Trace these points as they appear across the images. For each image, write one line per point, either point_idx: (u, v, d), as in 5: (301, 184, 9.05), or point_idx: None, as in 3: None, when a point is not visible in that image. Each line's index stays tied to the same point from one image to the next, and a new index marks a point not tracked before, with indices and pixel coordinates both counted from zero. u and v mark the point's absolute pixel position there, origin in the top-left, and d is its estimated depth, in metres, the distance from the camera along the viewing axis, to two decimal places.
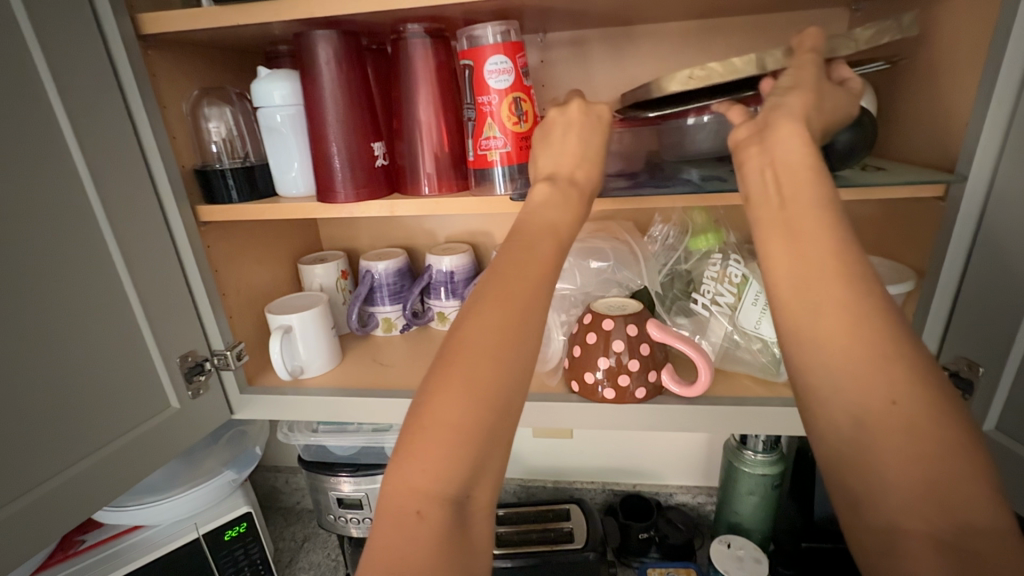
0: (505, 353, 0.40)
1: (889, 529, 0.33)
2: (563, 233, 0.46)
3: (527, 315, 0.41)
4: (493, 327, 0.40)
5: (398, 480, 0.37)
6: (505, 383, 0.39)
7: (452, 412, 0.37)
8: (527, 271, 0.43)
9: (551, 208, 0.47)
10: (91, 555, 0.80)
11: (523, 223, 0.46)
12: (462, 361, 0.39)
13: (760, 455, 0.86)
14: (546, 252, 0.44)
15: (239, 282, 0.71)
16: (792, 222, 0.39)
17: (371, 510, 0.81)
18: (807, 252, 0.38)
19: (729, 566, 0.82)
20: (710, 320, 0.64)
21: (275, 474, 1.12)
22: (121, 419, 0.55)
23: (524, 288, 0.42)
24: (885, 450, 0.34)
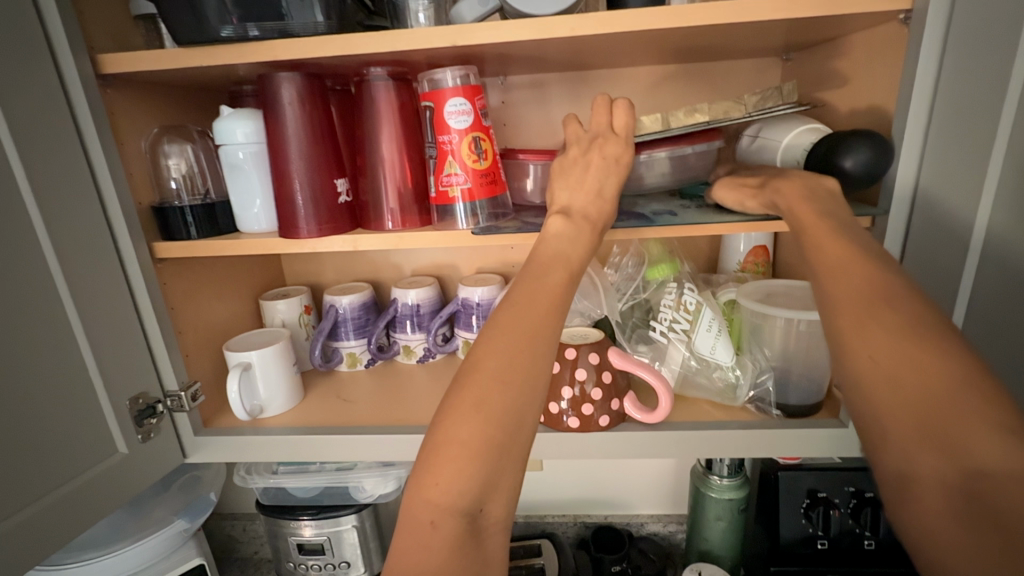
0: (516, 376, 0.41)
1: (904, 477, 0.38)
2: (574, 263, 0.48)
3: (536, 340, 0.42)
4: (506, 352, 0.41)
5: (415, 498, 0.38)
6: (520, 402, 0.40)
7: (464, 430, 0.38)
8: (532, 306, 0.44)
9: (563, 240, 0.49)
10: None
11: (536, 252, 0.48)
12: (476, 381, 0.40)
13: (726, 480, 0.87)
14: (554, 280, 0.46)
15: (196, 319, 0.69)
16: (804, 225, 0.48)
17: (334, 555, 0.78)
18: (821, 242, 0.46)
19: None
20: (668, 347, 0.65)
21: (233, 522, 1.07)
22: (64, 466, 0.52)
23: (534, 318, 0.43)
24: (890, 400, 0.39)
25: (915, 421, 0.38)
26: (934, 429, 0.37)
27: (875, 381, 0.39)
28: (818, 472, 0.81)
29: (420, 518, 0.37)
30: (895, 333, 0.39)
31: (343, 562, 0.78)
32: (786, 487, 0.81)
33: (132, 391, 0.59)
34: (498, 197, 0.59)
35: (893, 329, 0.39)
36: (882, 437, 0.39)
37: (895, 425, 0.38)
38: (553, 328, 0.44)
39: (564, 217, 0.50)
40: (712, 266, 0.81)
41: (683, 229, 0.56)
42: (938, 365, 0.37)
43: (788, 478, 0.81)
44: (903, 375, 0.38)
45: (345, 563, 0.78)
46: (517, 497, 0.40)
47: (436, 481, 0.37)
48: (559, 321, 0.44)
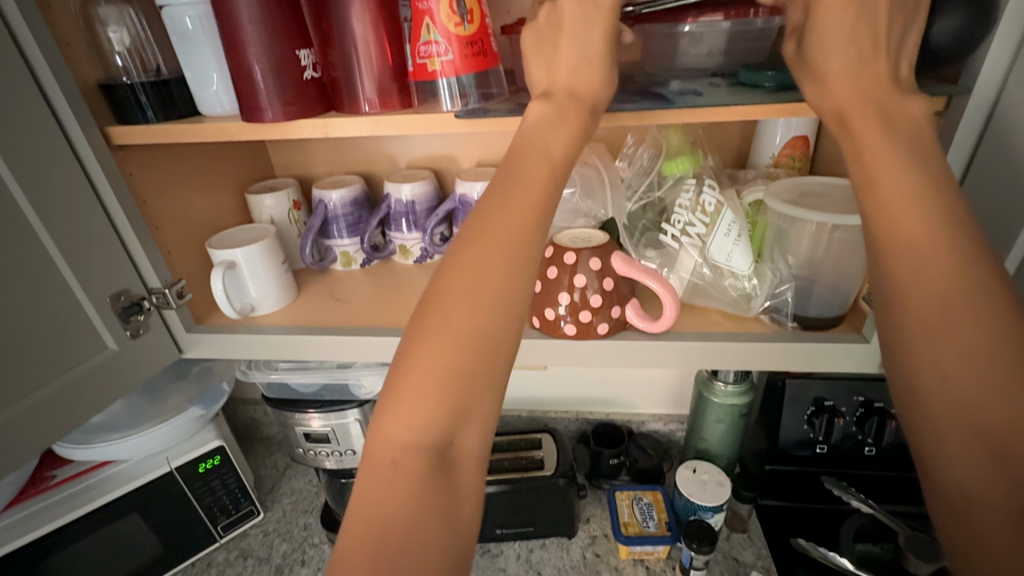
0: (485, 299, 0.38)
1: (965, 501, 0.36)
2: (557, 156, 0.43)
3: (508, 258, 0.39)
4: (476, 272, 0.39)
5: (377, 432, 0.37)
6: (491, 327, 0.38)
7: (430, 359, 0.37)
8: (507, 227, 0.40)
9: (545, 129, 0.44)
10: (62, 489, 0.80)
11: (518, 148, 0.43)
12: (442, 311, 0.38)
13: (731, 387, 0.85)
14: (533, 180, 0.42)
15: (175, 213, 0.65)
16: (857, 144, 0.42)
17: (340, 444, 0.80)
18: (886, 184, 0.40)
19: (692, 490, 0.85)
20: (679, 253, 0.59)
21: (252, 406, 1.14)
22: (50, 363, 0.52)
23: (508, 227, 0.40)
24: (952, 408, 0.36)
25: (983, 439, 0.35)
26: (1008, 452, 0.34)
27: (948, 395, 0.36)
28: (828, 382, 0.78)
29: (381, 453, 0.36)
30: (976, 339, 0.36)
31: (350, 450, 0.81)
32: (793, 395, 0.79)
33: (111, 289, 0.57)
34: (488, 72, 0.50)
35: (975, 331, 0.36)
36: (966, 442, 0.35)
37: (957, 437, 0.36)
38: (535, 240, 0.41)
39: (550, 108, 0.44)
40: (742, 160, 0.71)
41: (708, 112, 0.46)
42: (1019, 375, 0.35)
43: (795, 385, 0.79)
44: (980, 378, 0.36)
45: (352, 451, 0.81)
46: (491, 429, 0.39)
47: (397, 414, 0.36)
48: (539, 231, 0.41)
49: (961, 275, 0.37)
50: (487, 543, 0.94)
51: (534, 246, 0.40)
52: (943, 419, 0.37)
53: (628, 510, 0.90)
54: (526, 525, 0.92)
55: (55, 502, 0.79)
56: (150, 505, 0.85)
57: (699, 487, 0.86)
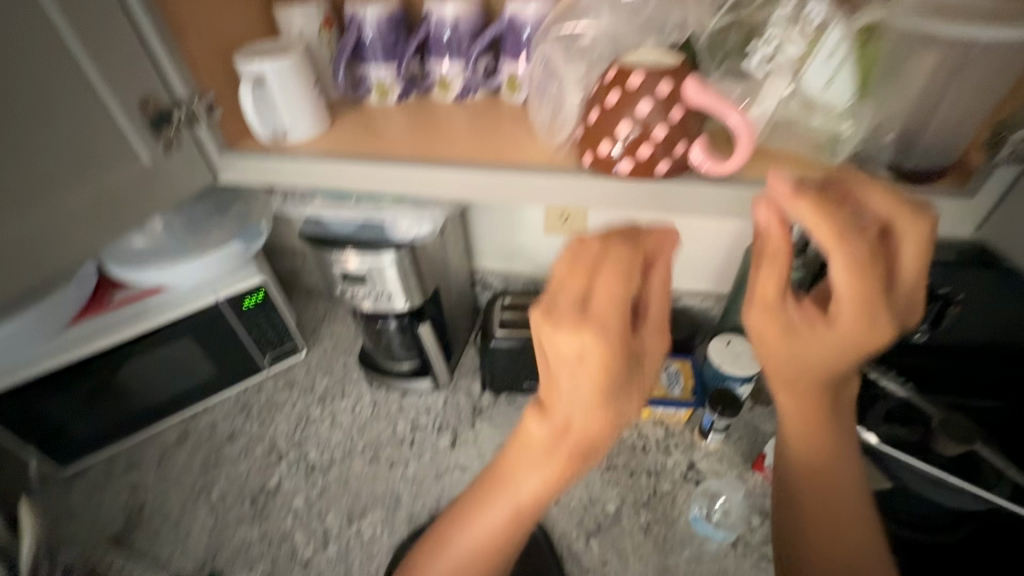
0: (510, 527, 0.42)
1: (792, 545, 0.49)
2: (616, 330, 0.36)
3: (549, 467, 0.39)
4: (499, 524, 0.42)
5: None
6: (513, 542, 0.44)
7: (518, 488, 0.41)
8: (607, 405, 0.37)
9: (580, 345, 0.36)
10: (121, 311, 0.84)
11: (549, 346, 0.37)
12: (453, 565, 0.44)
13: (786, 261, 0.79)
14: (598, 314, 0.37)
15: (197, 17, 0.58)
16: (789, 330, 0.45)
17: (377, 286, 0.81)
18: (805, 395, 0.47)
19: (724, 360, 0.85)
20: (765, 80, 0.51)
21: (290, 255, 1.15)
22: (84, 166, 0.51)
23: (577, 373, 0.36)
24: (810, 484, 0.49)
25: (819, 521, 0.48)
26: (835, 527, 0.48)
27: (799, 485, 0.50)
28: None
29: None
30: (827, 469, 0.49)
31: (387, 293, 0.81)
32: None
33: (136, 94, 0.54)
34: None
35: (815, 434, 0.48)
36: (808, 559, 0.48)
37: (804, 506, 0.49)
38: (600, 395, 0.37)
39: (594, 330, 0.36)
40: None
41: None
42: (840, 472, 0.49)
43: None
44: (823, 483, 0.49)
45: (390, 293, 0.81)
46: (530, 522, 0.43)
47: (456, 547, 0.44)
48: (597, 391, 0.37)
49: (829, 452, 0.48)
50: (513, 394, 0.99)
51: (613, 435, 0.39)
52: (803, 492, 0.49)
53: (655, 376, 0.92)
54: None
55: (117, 321, 0.83)
56: (202, 332, 0.90)
57: (730, 356, 0.86)
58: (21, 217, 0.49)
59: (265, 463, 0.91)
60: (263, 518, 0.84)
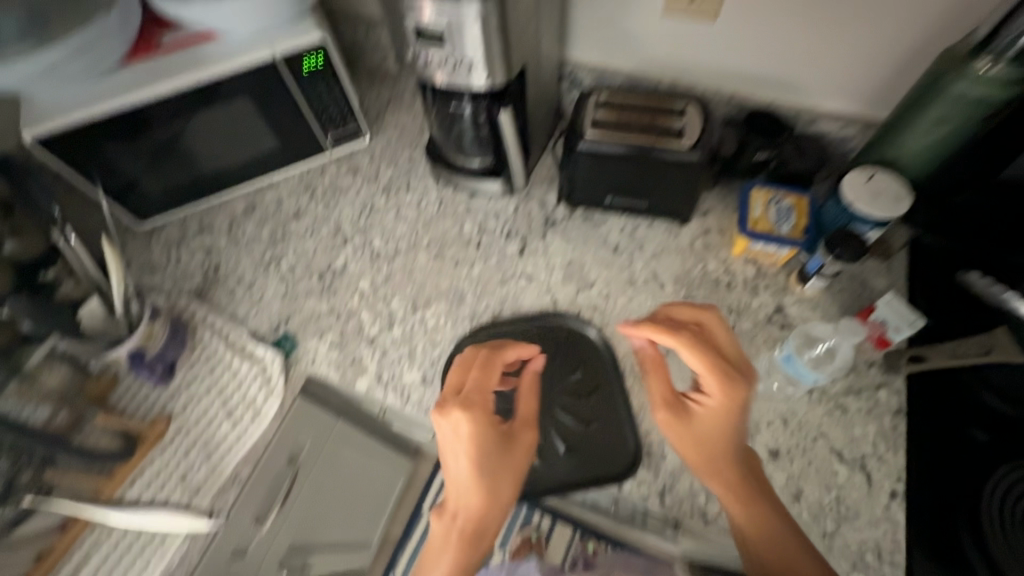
0: (469, 549, 0.54)
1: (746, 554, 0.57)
2: (483, 408, 0.57)
3: (477, 481, 0.55)
4: (453, 559, 0.53)
5: None
6: (479, 542, 0.54)
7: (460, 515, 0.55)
8: (495, 483, 0.55)
9: (465, 471, 0.55)
10: (172, 59, 0.74)
11: (455, 498, 0.56)
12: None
13: (1003, 65, 0.59)
14: (487, 486, 0.55)
15: None
16: (675, 420, 0.60)
17: (458, 49, 0.66)
18: (693, 433, 0.59)
19: (857, 198, 0.70)
20: None
21: (351, 23, 0.98)
22: None
23: (473, 468, 0.55)
24: (747, 531, 0.56)
25: (747, 517, 0.57)
26: (767, 545, 0.55)
27: (733, 510, 0.58)
28: None
29: None
30: (726, 478, 0.58)
31: (466, 62, 0.67)
32: None
33: None
34: None
35: (721, 425, 0.59)
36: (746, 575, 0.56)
37: (735, 515, 0.58)
38: (491, 443, 0.56)
39: (470, 416, 0.56)
40: None
41: None
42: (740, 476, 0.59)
43: None
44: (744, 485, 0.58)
45: (470, 63, 0.67)
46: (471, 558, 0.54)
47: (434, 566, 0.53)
48: (490, 443, 0.56)
49: (708, 436, 0.59)
50: (591, 211, 0.90)
51: (500, 507, 0.55)
52: (733, 520, 0.58)
53: (762, 208, 0.78)
54: (640, 201, 0.84)
55: (166, 69, 0.74)
56: (259, 96, 0.80)
57: (868, 196, 0.70)
58: None
59: (332, 244, 0.90)
60: (331, 294, 0.85)
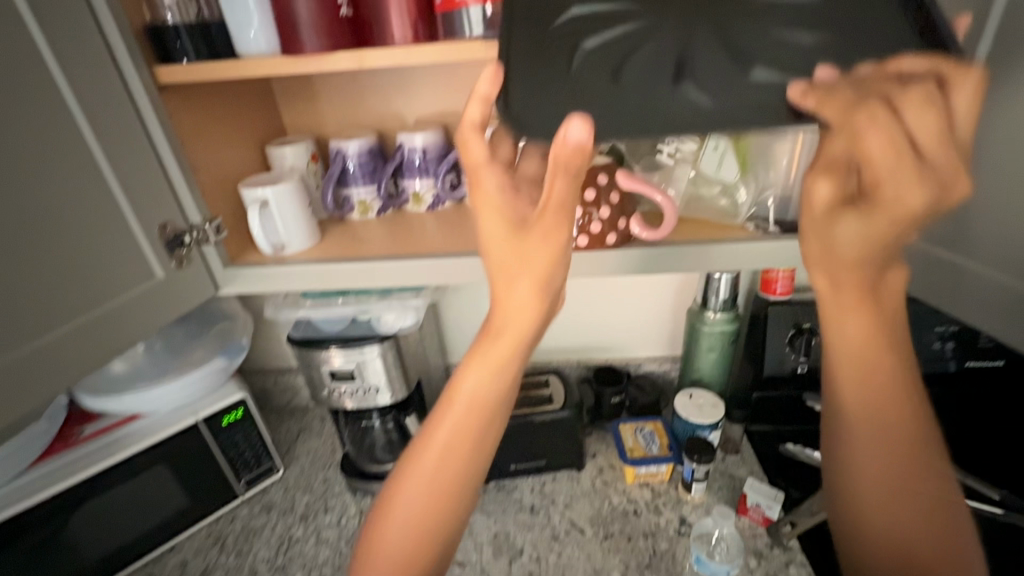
0: (465, 452, 0.49)
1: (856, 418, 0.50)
2: (521, 335, 0.48)
3: (470, 439, 0.49)
4: (421, 481, 0.49)
5: (375, 536, 0.50)
6: (469, 469, 0.50)
7: (405, 506, 0.49)
8: (517, 287, 0.46)
9: (485, 385, 0.49)
10: (90, 443, 0.82)
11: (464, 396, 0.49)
12: (408, 480, 0.50)
13: (720, 315, 0.94)
14: (464, 425, 0.49)
15: (209, 161, 0.70)
16: (854, 303, 0.46)
17: (364, 381, 0.85)
18: (874, 379, 0.49)
19: (689, 412, 0.93)
20: (675, 169, 0.67)
21: (264, 375, 1.16)
22: (106, 284, 0.58)
23: (494, 360, 0.48)
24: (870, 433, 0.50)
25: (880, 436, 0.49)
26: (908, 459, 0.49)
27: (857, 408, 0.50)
28: (804, 308, 0.91)
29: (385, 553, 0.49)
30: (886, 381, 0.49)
31: (372, 388, 0.85)
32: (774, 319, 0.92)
33: (156, 220, 0.61)
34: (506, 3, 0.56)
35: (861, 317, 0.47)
36: (864, 553, 0.51)
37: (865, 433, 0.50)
38: (509, 374, 0.49)
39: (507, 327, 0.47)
40: None
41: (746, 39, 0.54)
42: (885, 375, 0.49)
43: (777, 314, 0.91)
44: (887, 436, 0.49)
45: (374, 388, 0.85)
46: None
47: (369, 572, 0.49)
48: (492, 381, 0.48)
49: (867, 335, 0.47)
50: (502, 480, 0.99)
51: (490, 413, 0.49)
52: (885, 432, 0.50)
53: (632, 437, 0.97)
54: (539, 459, 0.97)
55: (84, 455, 0.81)
56: (178, 459, 0.86)
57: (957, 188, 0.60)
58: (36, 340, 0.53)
59: None
60: None
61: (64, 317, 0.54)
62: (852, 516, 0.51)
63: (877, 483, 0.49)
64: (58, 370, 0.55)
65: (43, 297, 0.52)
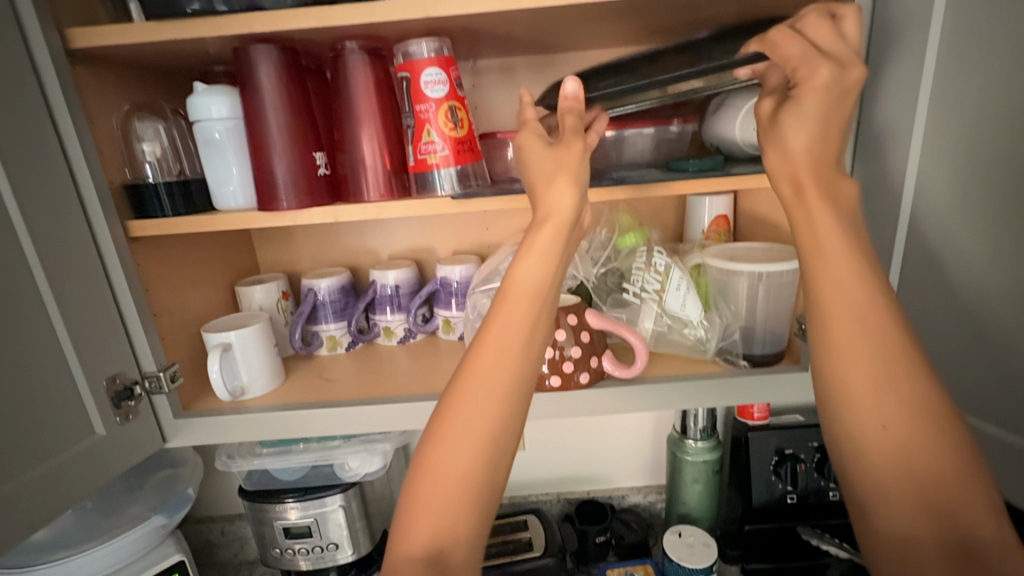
0: (498, 394, 0.46)
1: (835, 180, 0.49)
2: (563, 216, 0.50)
3: (507, 363, 0.47)
4: (490, 372, 0.47)
5: (427, 476, 0.44)
6: (509, 367, 0.47)
7: (456, 434, 0.45)
8: (556, 182, 0.50)
9: (536, 266, 0.50)
10: None
11: (506, 281, 0.50)
12: (454, 417, 0.46)
13: (700, 443, 0.91)
14: (517, 309, 0.48)
15: (172, 304, 0.68)
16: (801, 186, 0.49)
17: (322, 537, 0.76)
18: (845, 278, 0.46)
19: (681, 554, 0.85)
20: (641, 307, 0.69)
21: (209, 525, 1.03)
22: (41, 448, 0.52)
23: (524, 305, 0.49)
24: (860, 365, 0.45)
25: (875, 353, 0.45)
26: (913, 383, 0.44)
27: (848, 330, 0.46)
28: (784, 433, 0.90)
29: (441, 486, 0.44)
30: (866, 292, 0.46)
31: (331, 544, 0.76)
32: (756, 444, 0.90)
33: (107, 373, 0.58)
34: (473, 164, 0.61)
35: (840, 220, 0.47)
36: (872, 490, 0.44)
37: (874, 358, 0.45)
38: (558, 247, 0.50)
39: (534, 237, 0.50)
40: (679, 236, 0.84)
41: (691, 184, 0.59)
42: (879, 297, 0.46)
43: (757, 438, 0.90)
44: (871, 317, 0.45)
45: (333, 544, 0.76)
46: (479, 547, 0.44)
47: (416, 525, 0.43)
48: (535, 266, 0.49)
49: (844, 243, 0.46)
50: None
51: (530, 336, 0.49)
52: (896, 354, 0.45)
53: None
54: None
55: None
56: None
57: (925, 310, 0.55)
58: None
59: None
60: None
61: None
62: (856, 452, 0.45)
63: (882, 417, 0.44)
64: None
65: None
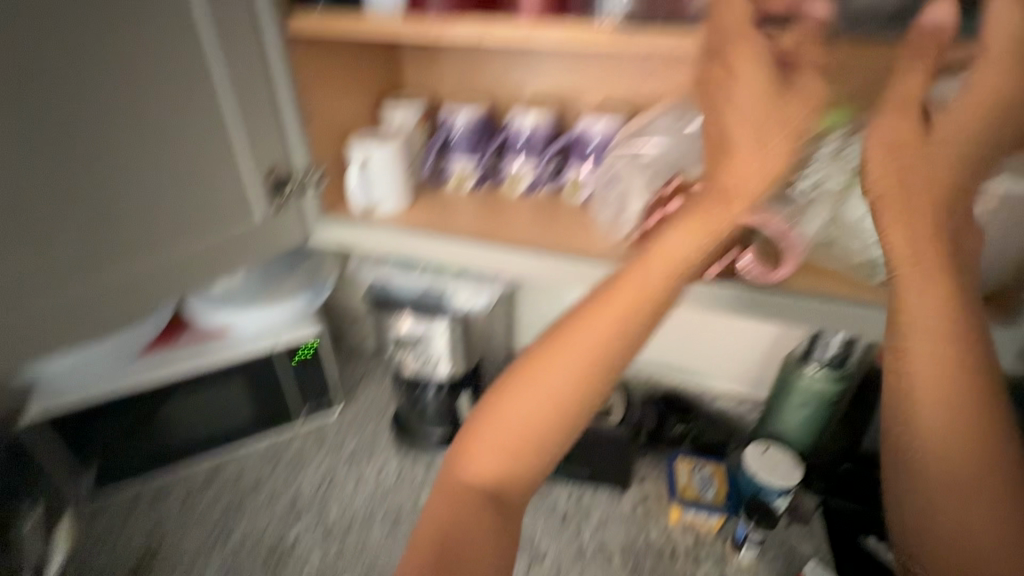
0: (645, 315, 0.46)
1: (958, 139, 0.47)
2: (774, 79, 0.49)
3: (665, 288, 0.47)
4: (649, 283, 0.47)
5: (555, 350, 0.46)
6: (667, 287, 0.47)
7: (596, 327, 0.46)
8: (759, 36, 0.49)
9: (748, 171, 0.48)
10: (187, 347, 0.89)
11: (724, 179, 0.48)
12: (601, 306, 0.46)
13: (824, 370, 0.82)
14: (705, 212, 0.47)
15: (324, 108, 0.71)
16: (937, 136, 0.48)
17: (426, 350, 0.85)
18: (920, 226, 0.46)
19: (758, 467, 0.82)
20: (809, 206, 0.60)
21: (342, 314, 1.22)
22: (216, 222, 0.65)
23: (716, 217, 0.47)
24: (927, 367, 0.44)
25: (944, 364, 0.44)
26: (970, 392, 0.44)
27: (921, 337, 0.45)
28: None
29: (565, 366, 0.46)
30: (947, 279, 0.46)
31: (432, 359, 0.86)
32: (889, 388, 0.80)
33: (267, 162, 0.65)
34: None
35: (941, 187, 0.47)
36: (931, 486, 0.44)
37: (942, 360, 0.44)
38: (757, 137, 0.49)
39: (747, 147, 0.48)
40: None
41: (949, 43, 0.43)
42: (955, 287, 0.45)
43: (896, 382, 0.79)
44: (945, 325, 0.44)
45: (436, 359, 0.86)
46: (558, 447, 0.47)
47: (517, 400, 0.46)
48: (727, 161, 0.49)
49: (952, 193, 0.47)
50: None
51: (693, 265, 0.47)
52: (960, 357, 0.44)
53: (687, 476, 0.90)
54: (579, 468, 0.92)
55: (178, 357, 0.87)
56: (252, 378, 0.93)
57: None
58: (152, 257, 0.62)
59: (285, 517, 0.91)
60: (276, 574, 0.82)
61: (174, 242, 0.63)
62: (913, 449, 0.45)
63: (954, 412, 0.43)
64: (162, 286, 0.64)
65: (162, 225, 0.62)
